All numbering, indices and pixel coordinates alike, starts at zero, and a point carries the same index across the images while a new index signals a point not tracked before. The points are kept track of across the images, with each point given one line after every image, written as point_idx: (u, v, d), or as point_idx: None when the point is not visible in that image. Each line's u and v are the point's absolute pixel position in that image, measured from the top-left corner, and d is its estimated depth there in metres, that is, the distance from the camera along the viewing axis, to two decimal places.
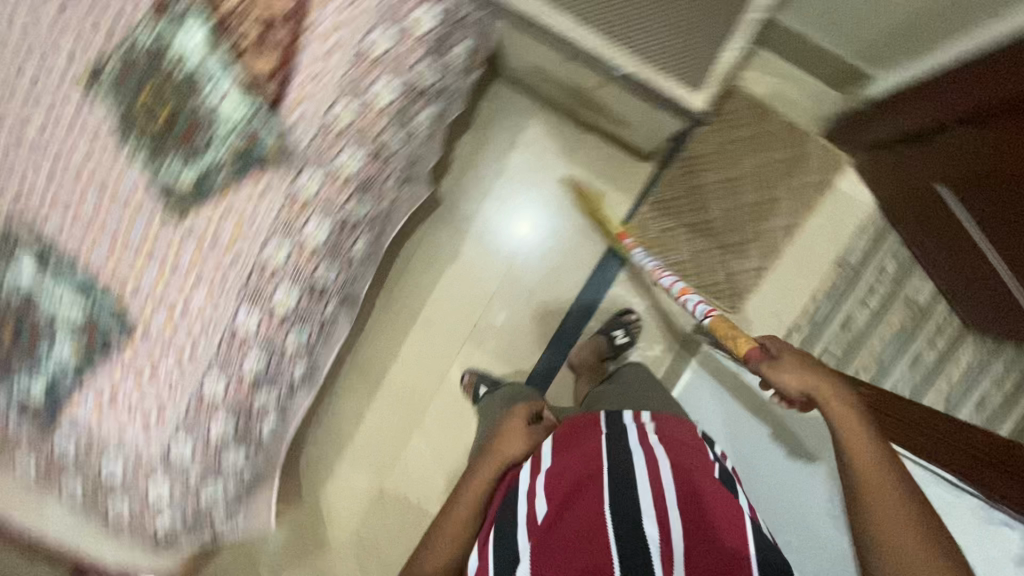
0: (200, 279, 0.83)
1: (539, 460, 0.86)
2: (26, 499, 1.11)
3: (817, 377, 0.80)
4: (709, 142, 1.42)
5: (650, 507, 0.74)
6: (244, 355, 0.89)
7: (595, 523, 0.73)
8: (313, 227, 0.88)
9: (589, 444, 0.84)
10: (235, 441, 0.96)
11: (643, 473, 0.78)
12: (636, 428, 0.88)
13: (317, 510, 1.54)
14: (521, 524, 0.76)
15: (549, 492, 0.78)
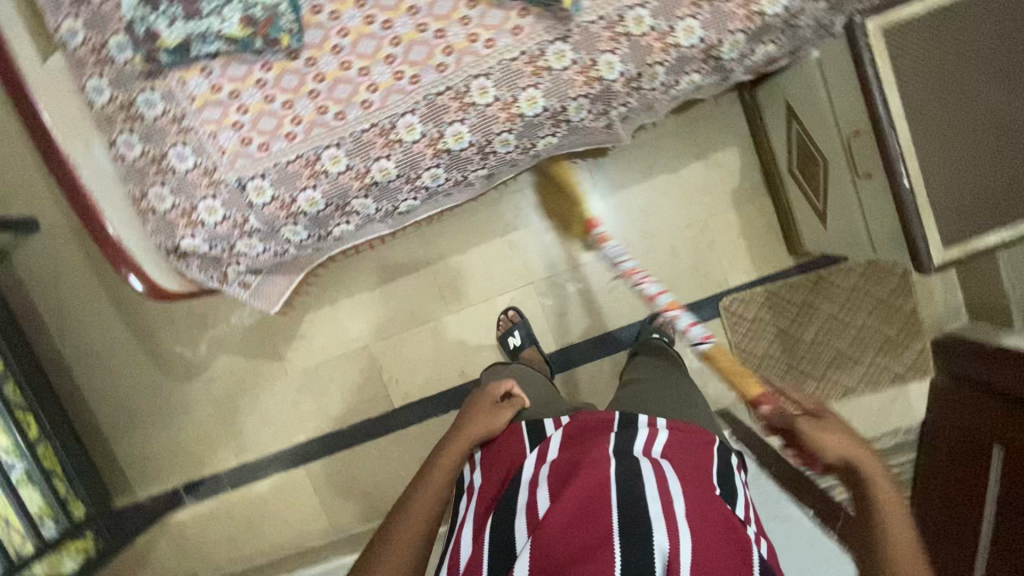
0: (425, 78, 0.98)
1: (544, 449, 0.79)
2: (85, 121, 1.04)
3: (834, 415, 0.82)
4: (850, 279, 1.43)
5: (659, 510, 0.65)
6: (383, 152, 1.03)
7: (593, 529, 0.63)
8: (530, 96, 1.01)
9: (593, 442, 0.76)
10: (312, 218, 1.09)
11: (649, 478, 0.69)
12: (647, 435, 0.78)
13: (301, 321, 1.52)
14: (520, 518, 0.70)
15: (550, 489, 0.71)
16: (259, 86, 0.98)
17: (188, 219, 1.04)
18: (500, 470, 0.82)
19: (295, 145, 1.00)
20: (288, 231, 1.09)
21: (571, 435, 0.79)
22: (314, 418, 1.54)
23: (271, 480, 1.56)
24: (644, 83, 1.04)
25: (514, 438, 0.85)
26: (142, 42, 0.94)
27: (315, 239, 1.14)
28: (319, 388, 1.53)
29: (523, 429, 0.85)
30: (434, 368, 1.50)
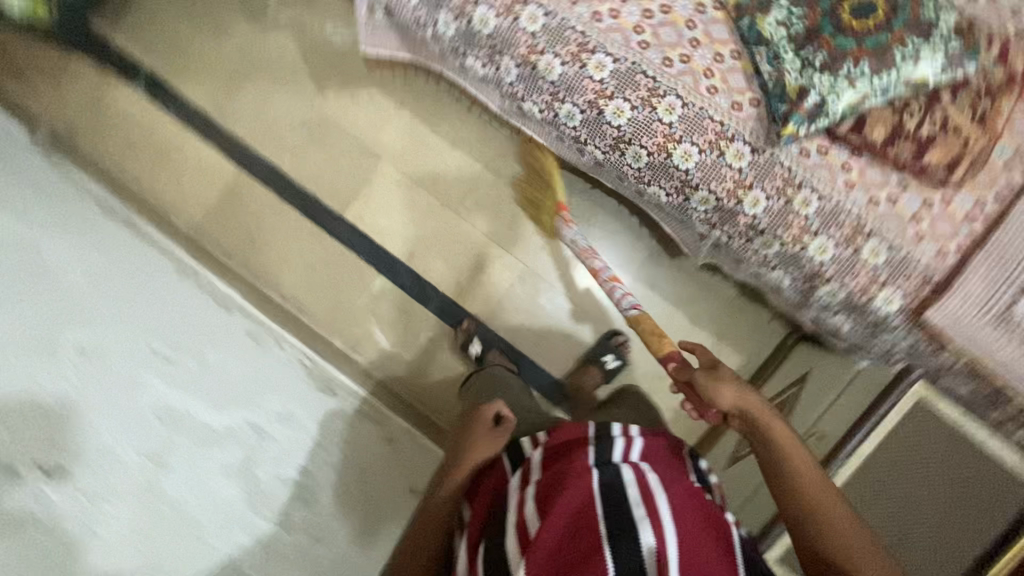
0: (651, 51, 1.01)
1: (524, 468, 0.79)
2: None
3: (753, 399, 0.82)
4: None
5: (641, 513, 0.65)
6: (568, 57, 1.02)
7: (586, 536, 0.63)
8: (689, 150, 1.02)
9: (571, 452, 0.76)
10: (472, 33, 1.06)
11: (631, 488, 0.69)
12: (622, 443, 0.78)
13: (363, 88, 1.48)
14: (512, 537, 0.68)
15: (538, 500, 0.69)
16: None
17: None
18: (483, 497, 0.83)
19: None
20: (440, 15, 1.07)
21: (548, 451, 0.79)
22: (284, 151, 1.50)
23: (206, 148, 1.51)
24: (759, 241, 1.06)
25: (496, 471, 0.85)
26: None
27: (447, 43, 1.11)
28: (313, 137, 1.50)
29: (503, 459, 0.86)
30: (397, 227, 1.49)
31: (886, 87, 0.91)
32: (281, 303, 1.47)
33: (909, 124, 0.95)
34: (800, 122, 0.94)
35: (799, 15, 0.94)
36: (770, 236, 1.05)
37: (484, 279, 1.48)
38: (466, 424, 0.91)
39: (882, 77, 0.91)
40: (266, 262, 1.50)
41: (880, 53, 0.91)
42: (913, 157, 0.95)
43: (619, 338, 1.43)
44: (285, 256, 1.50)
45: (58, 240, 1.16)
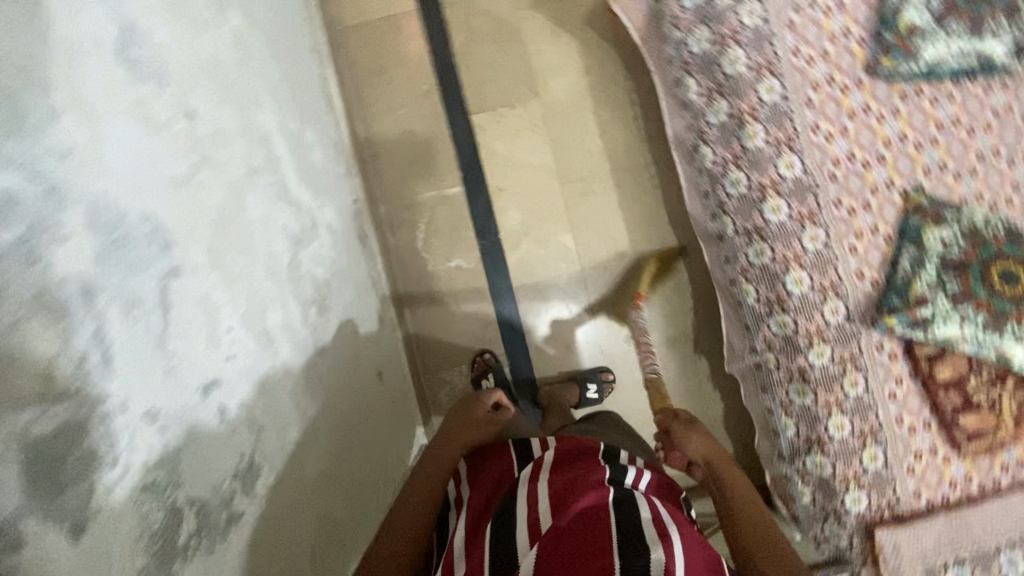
0: (833, 185, 1.09)
1: (536, 465, 0.82)
2: None
3: (718, 452, 0.96)
4: None
5: (653, 532, 0.67)
6: (771, 140, 1.10)
7: (600, 539, 0.65)
8: (803, 279, 1.10)
9: (587, 464, 0.81)
10: (711, 65, 1.12)
11: (642, 508, 0.72)
12: (631, 472, 0.83)
13: (566, 31, 1.47)
14: (520, 528, 0.70)
15: (551, 501, 0.73)
16: (844, 32, 1.09)
17: None
18: (486, 486, 0.85)
19: (789, 53, 1.09)
20: (701, 29, 1.12)
21: (561, 457, 0.83)
22: (463, 24, 1.48)
23: None
24: (796, 388, 1.14)
25: (502, 460, 0.88)
26: None
27: (686, 54, 1.15)
28: (495, 32, 1.48)
29: (510, 451, 0.90)
30: (504, 158, 1.49)
31: (981, 342, 1.03)
32: (365, 142, 1.46)
33: (972, 383, 1.06)
34: (902, 320, 1.05)
35: (962, 244, 1.04)
36: (808, 388, 1.13)
37: (538, 254, 1.48)
38: (465, 405, 1.01)
39: (985, 333, 1.03)
40: (377, 99, 1.47)
41: (997, 314, 1.02)
42: (957, 408, 1.06)
43: (608, 376, 1.44)
44: (396, 106, 1.47)
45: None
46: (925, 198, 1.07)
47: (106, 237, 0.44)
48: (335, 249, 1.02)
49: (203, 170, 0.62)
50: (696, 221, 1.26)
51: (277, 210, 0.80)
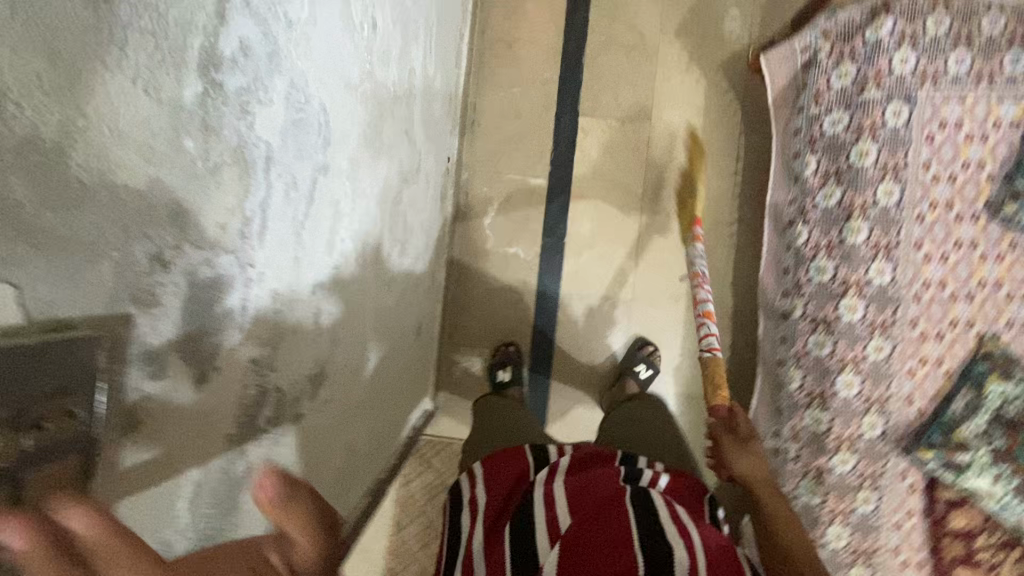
0: (917, 304, 1.08)
1: (551, 468, 0.89)
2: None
3: (762, 470, 0.88)
4: None
5: (674, 530, 0.72)
6: (872, 241, 1.09)
7: (622, 534, 0.70)
8: (854, 384, 1.09)
9: (603, 466, 0.90)
10: (840, 149, 1.11)
11: (659, 505, 0.78)
12: (647, 474, 0.90)
13: (700, 69, 1.46)
14: (540, 530, 0.76)
15: (569, 505, 0.78)
16: (978, 163, 1.07)
17: (903, 37, 1.07)
18: (504, 485, 0.92)
19: (918, 165, 1.08)
20: (842, 114, 1.11)
21: (576, 460, 0.91)
22: (604, 26, 1.47)
23: None
24: (808, 484, 1.10)
25: (518, 462, 0.95)
26: None
27: (816, 131, 1.14)
28: (631, 45, 1.47)
29: (525, 452, 0.96)
30: (596, 167, 1.49)
31: (1005, 504, 1.02)
32: (471, 105, 1.48)
33: (980, 539, 1.06)
34: (938, 457, 1.05)
35: None
36: (821, 487, 1.10)
37: (596, 269, 1.49)
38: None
39: (1014, 497, 1.01)
40: (496, 69, 1.48)
41: None
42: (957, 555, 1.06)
43: (648, 348, 1.44)
44: (512, 82, 1.48)
45: None
46: (1000, 348, 1.06)
47: (290, 116, 0.47)
48: (425, 197, 1.03)
49: (365, 85, 0.62)
50: (766, 291, 1.23)
51: (400, 145, 0.80)
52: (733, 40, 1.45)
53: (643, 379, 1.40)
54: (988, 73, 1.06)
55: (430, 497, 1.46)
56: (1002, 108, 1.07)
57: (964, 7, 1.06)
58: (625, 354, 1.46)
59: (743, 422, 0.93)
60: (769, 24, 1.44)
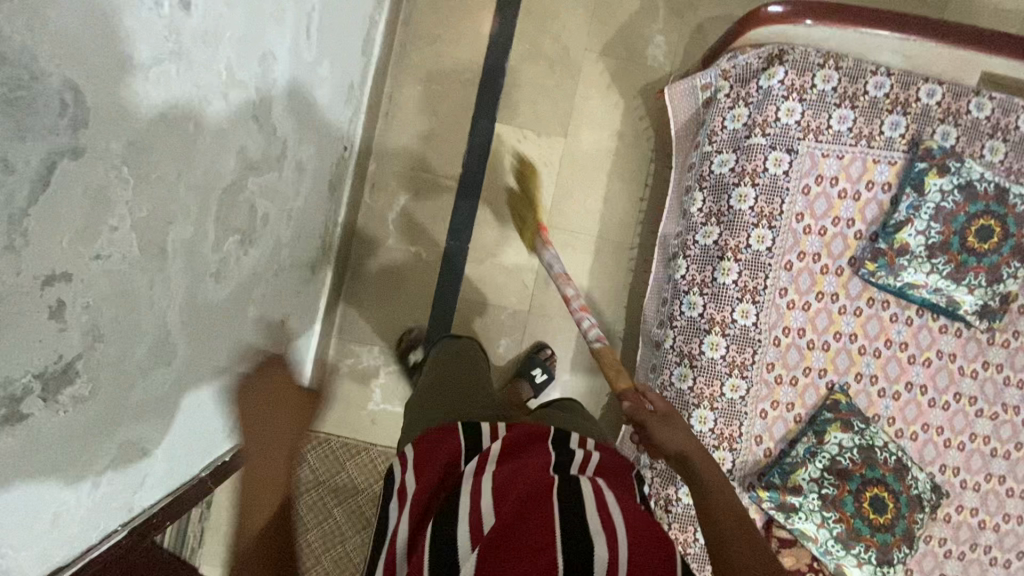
0: (775, 347, 1.11)
1: (483, 456, 0.87)
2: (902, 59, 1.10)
3: (691, 445, 0.86)
4: (343, 549, 1.43)
5: (597, 525, 0.69)
6: (741, 282, 1.11)
7: (546, 531, 0.67)
8: (709, 420, 1.11)
9: (537, 452, 0.89)
10: (725, 188, 1.14)
11: (590, 495, 0.75)
12: (577, 458, 0.92)
13: (621, 91, 1.47)
14: (464, 525, 0.71)
15: (493, 497, 0.75)
16: (847, 220, 1.12)
17: (792, 88, 1.09)
18: (432, 471, 0.88)
19: (792, 215, 1.11)
20: (730, 155, 1.13)
21: (509, 446, 0.90)
22: (531, 35, 1.46)
23: None
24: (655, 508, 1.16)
25: (448, 441, 0.93)
26: (942, 159, 1.07)
27: (705, 171, 1.16)
28: (556, 59, 1.46)
29: (458, 432, 0.94)
30: (509, 176, 1.47)
31: (828, 546, 1.07)
32: (388, 94, 1.44)
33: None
34: (773, 498, 1.07)
35: (856, 455, 1.07)
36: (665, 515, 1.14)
37: (497, 278, 1.47)
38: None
39: (836, 541, 1.07)
40: (417, 61, 1.44)
41: (853, 529, 1.06)
42: None
43: (546, 351, 1.45)
44: (432, 78, 1.45)
45: None
46: (845, 399, 1.10)
47: (15, 93, 0.41)
48: (295, 187, 0.99)
49: (169, 63, 0.58)
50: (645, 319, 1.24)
51: (244, 129, 0.76)
52: (654, 70, 1.47)
53: (540, 382, 1.42)
54: (866, 135, 1.11)
55: (300, 493, 1.43)
56: (874, 170, 1.11)
57: (852, 68, 1.09)
58: (522, 359, 1.46)
59: (660, 401, 0.91)
60: (689, 60, 1.47)
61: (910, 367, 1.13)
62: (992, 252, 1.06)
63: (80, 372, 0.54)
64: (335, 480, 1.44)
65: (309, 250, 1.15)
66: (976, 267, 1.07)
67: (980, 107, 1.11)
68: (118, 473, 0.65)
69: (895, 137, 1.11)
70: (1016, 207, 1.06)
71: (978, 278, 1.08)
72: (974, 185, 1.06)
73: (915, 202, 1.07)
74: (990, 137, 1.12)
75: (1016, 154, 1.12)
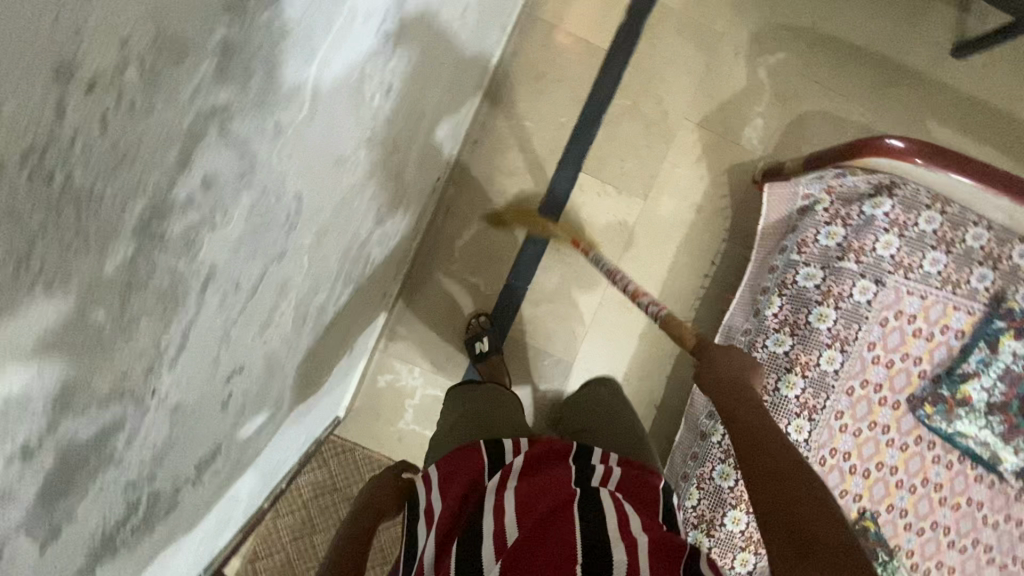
0: (820, 466, 1.14)
1: (505, 472, 0.80)
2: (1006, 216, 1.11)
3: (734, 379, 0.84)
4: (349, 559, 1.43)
5: (616, 534, 0.66)
6: (803, 398, 1.13)
7: (567, 541, 0.65)
8: (741, 521, 1.16)
9: (558, 467, 0.82)
10: (805, 301, 1.14)
11: (608, 508, 0.71)
12: (598, 471, 0.83)
13: (709, 167, 1.47)
14: (488, 539, 0.68)
15: (517, 512, 0.71)
16: (916, 357, 1.14)
17: (894, 222, 1.10)
18: (457, 491, 0.80)
19: (865, 343, 1.13)
20: (818, 271, 1.14)
21: (532, 461, 0.83)
22: (633, 92, 1.44)
23: (619, 6, 1.43)
24: None
25: (473, 458, 0.85)
26: (1022, 322, 1.09)
27: (789, 278, 1.16)
28: (653, 121, 1.45)
29: (481, 449, 0.87)
30: (581, 226, 1.46)
31: None
32: (479, 122, 1.42)
33: None
34: None
35: None
36: None
37: (548, 324, 1.47)
38: None
39: None
40: (515, 96, 1.42)
41: None
42: None
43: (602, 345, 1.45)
44: (526, 115, 1.43)
45: None
46: (876, 529, 1.13)
47: (255, 221, 0.38)
48: (397, 228, 0.97)
49: (360, 149, 0.55)
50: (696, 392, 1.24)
51: (385, 189, 0.74)
52: (745, 152, 1.47)
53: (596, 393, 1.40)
54: (953, 282, 1.12)
55: (316, 495, 1.43)
56: (952, 316, 1.13)
57: (955, 215, 1.11)
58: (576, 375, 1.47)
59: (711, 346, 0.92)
60: (782, 150, 1.47)
61: (943, 509, 1.17)
62: None
63: (220, 452, 0.53)
64: (352, 489, 1.44)
65: (385, 278, 1.13)
66: None
67: None
68: (211, 529, 0.64)
69: (980, 288, 1.13)
70: None
71: None
72: None
73: (986, 358, 1.10)
74: None
75: None
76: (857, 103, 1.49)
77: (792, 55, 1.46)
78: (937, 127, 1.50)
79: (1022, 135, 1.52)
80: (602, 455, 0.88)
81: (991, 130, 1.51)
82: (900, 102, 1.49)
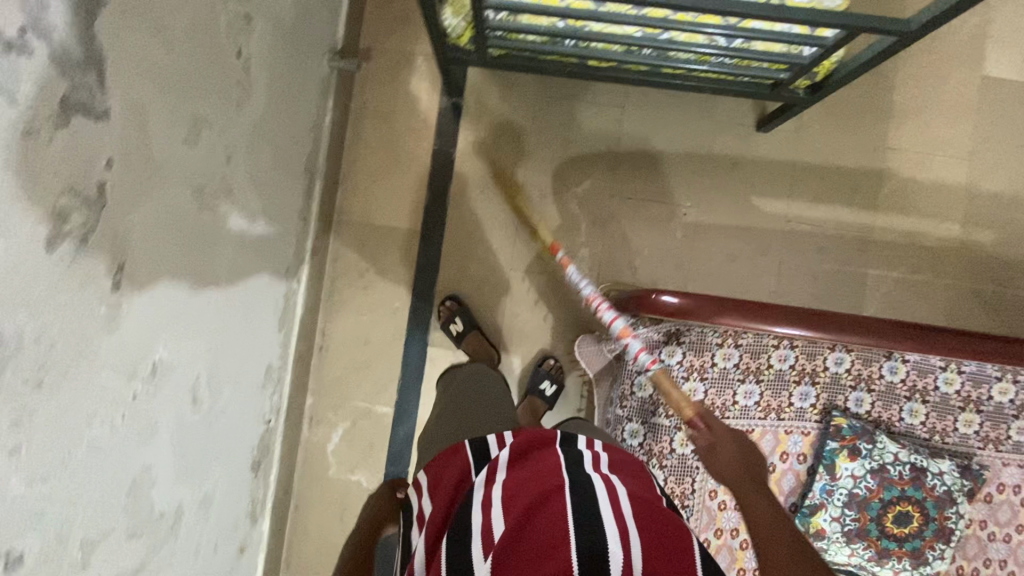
0: None
1: (492, 466, 0.82)
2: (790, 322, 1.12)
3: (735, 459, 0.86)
4: None
5: (614, 528, 0.70)
6: None
7: (557, 530, 0.68)
8: None
9: (546, 454, 0.84)
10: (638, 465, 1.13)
11: (601, 492, 0.75)
12: (587, 457, 0.85)
13: (548, 307, 1.50)
14: (476, 535, 0.71)
15: (502, 509, 0.73)
16: None
17: (692, 367, 1.08)
18: (444, 489, 0.85)
19: (704, 492, 1.11)
20: (639, 427, 1.13)
21: (518, 452, 0.85)
22: (458, 257, 1.50)
23: (421, 184, 1.50)
24: None
25: (457, 458, 0.88)
26: (853, 439, 1.04)
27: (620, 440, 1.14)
28: (482, 279, 1.50)
29: (467, 448, 0.89)
30: None
31: None
32: (321, 329, 1.49)
33: None
34: None
35: None
36: None
37: None
38: None
39: None
40: (347, 296, 1.49)
41: None
42: None
43: (549, 364, 1.48)
44: (363, 310, 1.50)
45: (244, 223, 1.04)
46: None
47: None
48: (201, 520, 1.03)
49: None
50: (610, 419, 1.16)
51: (116, 556, 0.79)
52: (579, 282, 1.50)
53: (547, 394, 1.46)
54: (775, 407, 1.09)
55: None
56: (788, 441, 1.09)
57: (752, 344, 1.08)
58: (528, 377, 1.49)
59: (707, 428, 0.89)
60: (614, 270, 1.50)
61: None
62: (913, 536, 1.02)
63: None
64: None
65: (234, 538, 1.19)
66: (898, 551, 1.03)
67: (893, 370, 1.08)
68: None
69: (805, 407, 1.08)
70: (936, 487, 1.02)
71: (902, 560, 1.04)
72: (887, 469, 1.03)
73: (828, 484, 1.04)
74: (909, 398, 1.08)
75: (937, 413, 1.08)
76: (676, 206, 1.50)
77: (597, 180, 1.50)
78: (768, 202, 1.50)
79: (858, 182, 1.50)
80: (585, 441, 0.90)
81: (825, 188, 1.50)
82: (718, 192, 1.50)
